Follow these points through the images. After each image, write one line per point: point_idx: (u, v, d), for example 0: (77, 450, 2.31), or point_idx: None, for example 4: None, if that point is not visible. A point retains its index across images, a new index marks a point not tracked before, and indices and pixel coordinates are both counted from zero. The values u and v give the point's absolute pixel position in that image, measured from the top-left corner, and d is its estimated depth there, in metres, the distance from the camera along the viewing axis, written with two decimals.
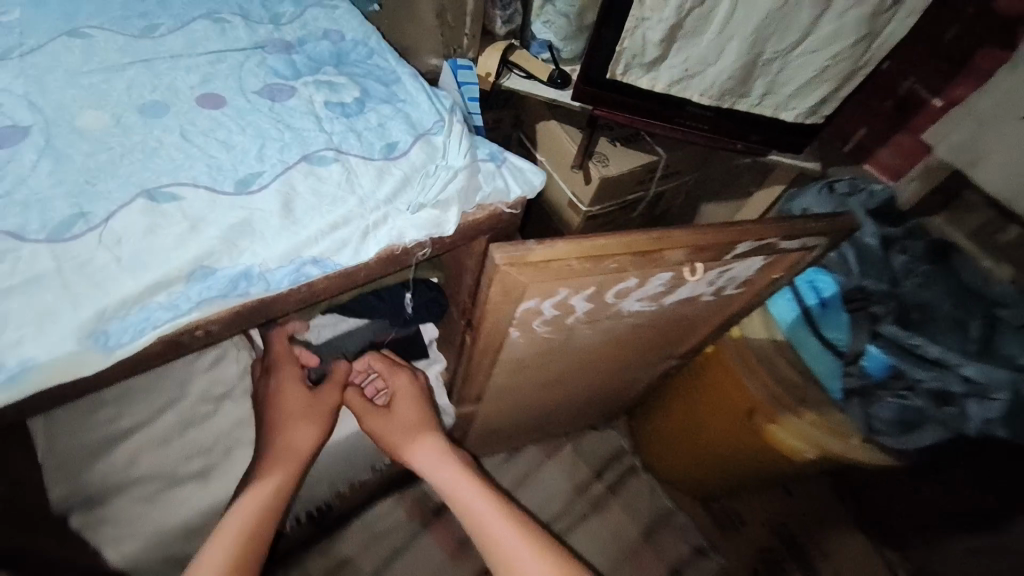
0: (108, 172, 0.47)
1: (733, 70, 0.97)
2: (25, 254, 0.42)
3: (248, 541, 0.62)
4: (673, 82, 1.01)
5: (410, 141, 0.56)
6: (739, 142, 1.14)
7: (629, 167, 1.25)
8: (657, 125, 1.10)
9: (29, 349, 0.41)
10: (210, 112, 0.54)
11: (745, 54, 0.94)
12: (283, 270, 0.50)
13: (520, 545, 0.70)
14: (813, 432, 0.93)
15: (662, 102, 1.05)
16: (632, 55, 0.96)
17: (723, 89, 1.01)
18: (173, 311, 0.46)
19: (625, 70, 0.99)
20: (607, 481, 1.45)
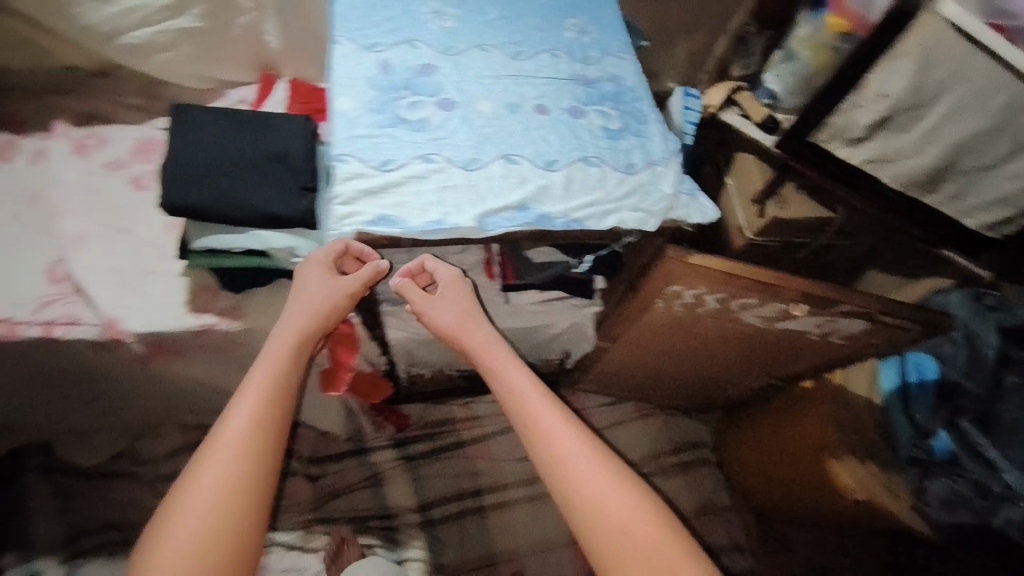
0: (488, 141, 0.88)
1: (926, 168, 1.14)
2: (450, 171, 0.83)
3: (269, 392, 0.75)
4: (870, 160, 1.18)
5: (643, 165, 0.89)
6: (919, 228, 1.24)
7: (802, 214, 1.46)
8: (841, 191, 1.24)
9: (455, 217, 0.78)
10: (539, 117, 0.92)
11: (939, 160, 1.11)
12: (561, 218, 0.82)
13: (545, 414, 0.83)
14: (867, 481, 1.19)
15: (854, 173, 1.21)
16: (839, 129, 1.16)
17: (911, 181, 1.17)
18: (511, 222, 0.81)
19: (829, 138, 1.19)
20: (679, 459, 1.74)
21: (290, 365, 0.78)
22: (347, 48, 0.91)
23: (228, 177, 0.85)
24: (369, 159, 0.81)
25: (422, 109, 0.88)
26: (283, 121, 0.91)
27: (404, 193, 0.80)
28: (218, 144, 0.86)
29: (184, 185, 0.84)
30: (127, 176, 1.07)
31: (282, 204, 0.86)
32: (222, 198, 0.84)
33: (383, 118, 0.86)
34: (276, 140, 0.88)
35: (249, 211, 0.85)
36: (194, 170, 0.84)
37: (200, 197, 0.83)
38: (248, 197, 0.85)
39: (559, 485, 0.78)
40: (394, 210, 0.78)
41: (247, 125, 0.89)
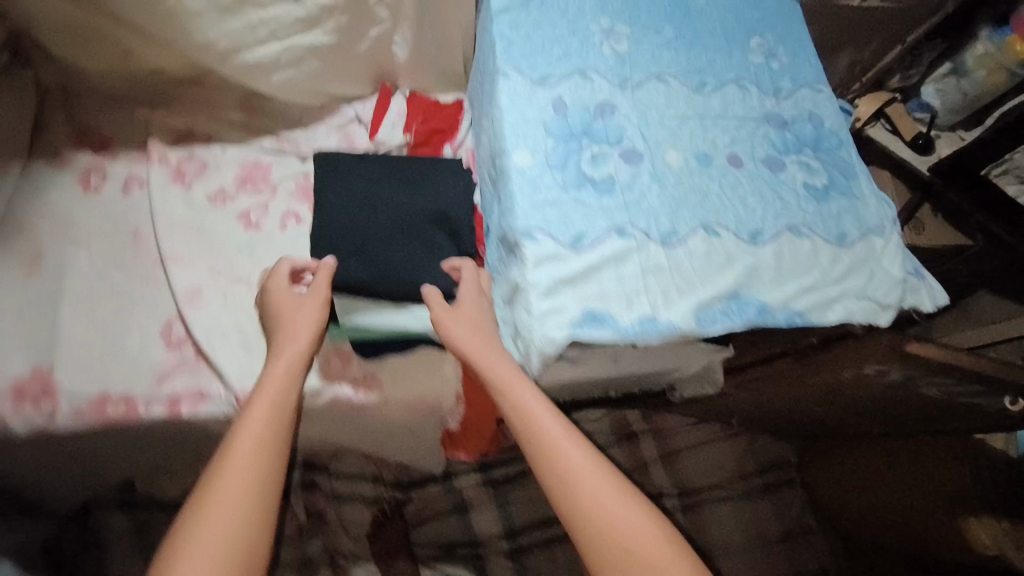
0: (682, 205, 0.76)
1: None
2: (650, 249, 0.72)
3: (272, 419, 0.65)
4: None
5: (858, 236, 0.77)
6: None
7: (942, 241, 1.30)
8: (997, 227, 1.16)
9: (664, 312, 0.68)
10: (734, 171, 0.79)
11: None
12: (782, 311, 0.70)
13: (550, 423, 0.66)
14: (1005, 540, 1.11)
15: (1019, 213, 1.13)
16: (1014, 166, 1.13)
17: None
18: (726, 317, 0.69)
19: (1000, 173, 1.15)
20: (766, 480, 1.56)
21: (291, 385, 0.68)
22: (516, 85, 0.78)
23: (385, 247, 0.78)
24: (561, 234, 0.71)
25: (607, 164, 0.76)
26: (435, 179, 0.84)
27: (604, 280, 0.69)
28: (372, 210, 0.80)
29: (341, 259, 0.77)
30: (237, 212, 1.00)
31: (444, 275, 0.78)
32: (379, 271, 0.77)
33: (566, 179, 0.74)
34: (432, 202, 0.82)
35: (406, 285, 0.77)
36: (349, 242, 0.78)
37: (357, 271, 0.77)
38: (407, 268, 0.77)
39: (573, 511, 0.61)
40: (598, 304, 0.68)
41: (399, 185, 0.83)
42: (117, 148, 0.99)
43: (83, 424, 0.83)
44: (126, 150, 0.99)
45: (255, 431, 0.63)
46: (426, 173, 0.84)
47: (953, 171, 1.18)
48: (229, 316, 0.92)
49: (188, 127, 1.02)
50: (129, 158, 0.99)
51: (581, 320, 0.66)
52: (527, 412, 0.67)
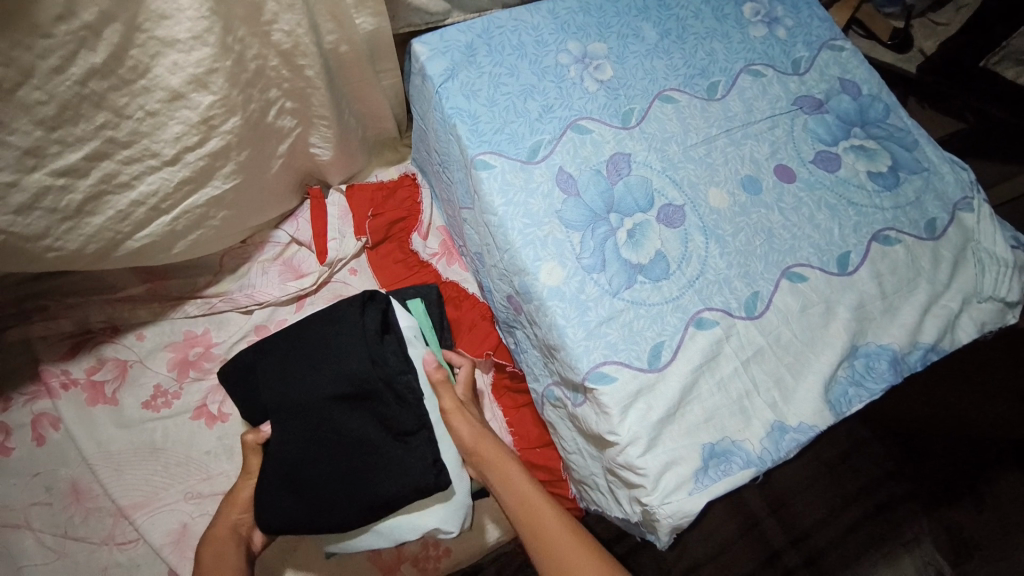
0: (753, 254, 0.61)
1: None
2: (739, 329, 0.58)
3: None
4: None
5: (948, 218, 0.66)
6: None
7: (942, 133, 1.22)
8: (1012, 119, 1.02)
9: (790, 412, 0.55)
10: (790, 187, 0.65)
11: None
12: (915, 353, 0.59)
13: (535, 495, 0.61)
14: None
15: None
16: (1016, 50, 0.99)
17: None
18: (857, 384, 0.57)
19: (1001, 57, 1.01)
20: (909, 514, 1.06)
21: (233, 567, 0.60)
22: (505, 172, 0.60)
23: (311, 465, 0.61)
24: (634, 358, 0.55)
25: (647, 238, 0.60)
26: (337, 343, 0.64)
27: (706, 398, 0.55)
28: (281, 417, 0.63)
29: (264, 491, 0.61)
30: (191, 409, 0.76)
31: (390, 478, 0.61)
32: (313, 501, 0.60)
33: (612, 279, 0.58)
34: (343, 380, 0.62)
35: (349, 507, 0.60)
36: (270, 472, 0.62)
37: (290, 507, 0.61)
38: (348, 485, 0.61)
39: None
40: (713, 436, 0.53)
41: (299, 368, 0.63)
42: (5, 390, 0.75)
43: None
44: (17, 388, 0.75)
45: None
46: (325, 337, 0.64)
47: (945, 66, 1.06)
48: None
49: (81, 326, 0.77)
50: (26, 397, 0.75)
51: (705, 465, 0.52)
52: (531, 504, 0.61)
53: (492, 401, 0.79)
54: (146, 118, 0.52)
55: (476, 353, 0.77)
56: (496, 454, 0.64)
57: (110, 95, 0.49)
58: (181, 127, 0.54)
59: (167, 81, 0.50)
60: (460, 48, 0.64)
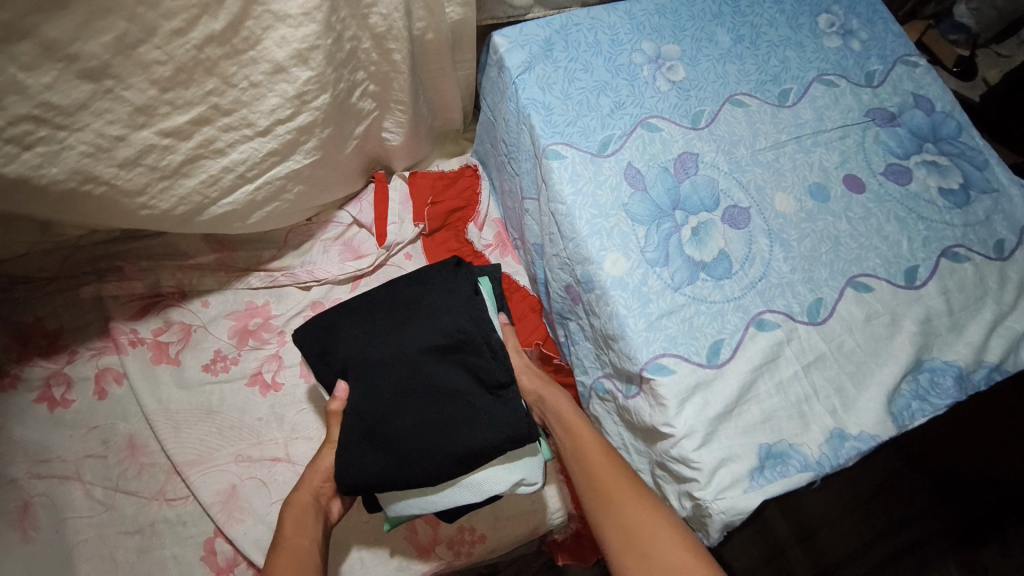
0: (818, 260, 0.61)
1: None
2: (801, 333, 0.57)
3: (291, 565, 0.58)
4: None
5: (1016, 239, 0.65)
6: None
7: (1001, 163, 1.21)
8: None
9: (851, 420, 0.54)
10: (858, 198, 0.65)
11: None
12: (979, 372, 0.58)
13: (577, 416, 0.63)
14: None
15: None
16: None
17: None
18: (921, 398, 0.56)
19: None
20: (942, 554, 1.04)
21: (310, 534, 0.61)
22: (575, 163, 0.62)
23: (400, 417, 0.61)
24: (693, 352, 0.55)
25: (713, 236, 0.60)
26: (431, 300, 0.67)
27: (764, 398, 0.54)
28: (368, 372, 0.64)
29: (348, 450, 0.61)
30: (247, 374, 0.80)
31: (484, 428, 0.61)
32: (404, 452, 0.60)
33: (675, 273, 0.58)
34: (437, 332, 0.64)
35: (443, 455, 0.60)
36: (358, 425, 0.62)
37: (378, 460, 0.60)
38: (437, 435, 0.61)
39: (615, 534, 0.55)
40: (770, 437, 0.52)
41: (390, 325, 0.66)
42: (73, 343, 0.79)
43: None
44: (85, 342, 0.79)
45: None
46: (414, 293, 0.68)
47: (1009, 93, 1.07)
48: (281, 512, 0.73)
49: (152, 288, 0.82)
50: (92, 351, 0.79)
51: (761, 464, 0.51)
52: (573, 427, 0.62)
53: None
54: (248, 89, 0.55)
55: (528, 340, 0.78)
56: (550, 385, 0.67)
57: (221, 63, 0.52)
58: (277, 100, 0.57)
59: (273, 54, 0.53)
60: (538, 42, 0.66)
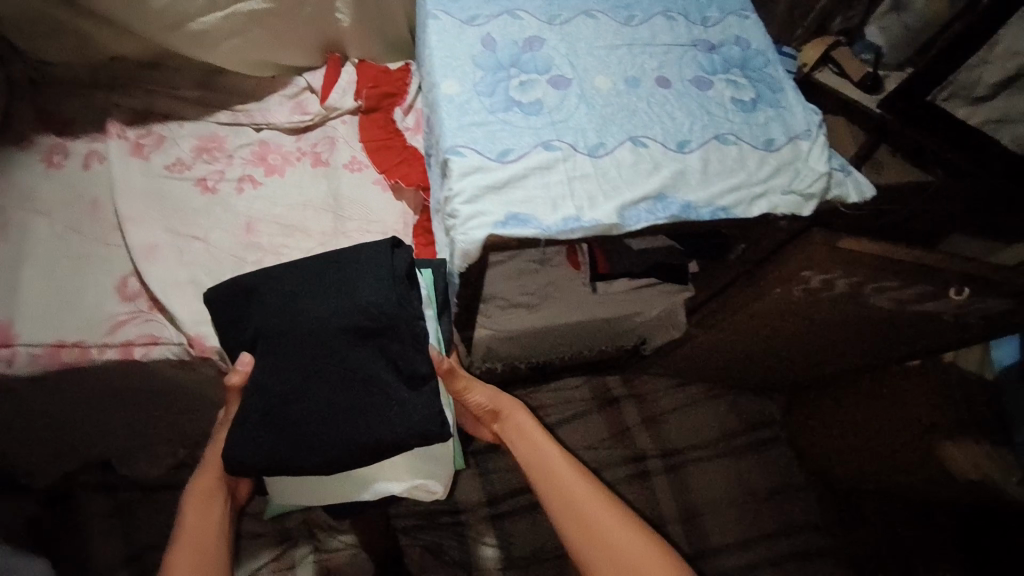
0: (612, 121, 0.78)
1: None
2: (577, 159, 0.74)
3: (205, 542, 0.76)
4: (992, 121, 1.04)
5: (785, 140, 0.79)
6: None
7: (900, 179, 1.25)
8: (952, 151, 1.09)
9: (587, 213, 0.70)
10: (662, 91, 0.82)
11: None
12: (707, 207, 0.72)
13: (536, 436, 0.88)
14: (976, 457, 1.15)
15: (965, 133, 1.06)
16: (962, 87, 1.03)
17: None
18: (652, 214, 0.71)
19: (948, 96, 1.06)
20: (751, 438, 1.68)
21: (215, 515, 0.78)
22: (446, 25, 0.83)
23: (307, 400, 0.73)
24: (486, 150, 0.73)
25: (535, 89, 0.79)
26: (355, 283, 0.76)
27: (528, 187, 0.71)
28: (277, 348, 0.74)
29: (252, 430, 0.71)
30: (194, 178, 1.02)
31: (395, 424, 0.73)
32: (302, 438, 0.71)
33: (495, 102, 0.76)
34: (354, 320, 0.75)
35: (355, 442, 0.72)
36: (260, 404, 0.72)
37: (275, 438, 0.72)
38: (351, 421, 0.73)
39: (575, 529, 0.78)
40: (523, 210, 0.69)
41: (309, 303, 0.76)
42: (75, 130, 1.04)
43: (39, 370, 0.85)
44: (85, 130, 1.04)
45: (188, 550, 0.74)
46: (335, 271, 0.77)
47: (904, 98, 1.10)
48: (185, 270, 0.93)
49: (144, 106, 1.06)
50: (89, 138, 1.04)
51: (504, 220, 0.67)
52: (538, 453, 0.86)
53: (411, 235, 0.99)
54: None
55: (411, 183, 1.01)
56: (513, 408, 0.90)
57: None
58: None
59: None
60: None
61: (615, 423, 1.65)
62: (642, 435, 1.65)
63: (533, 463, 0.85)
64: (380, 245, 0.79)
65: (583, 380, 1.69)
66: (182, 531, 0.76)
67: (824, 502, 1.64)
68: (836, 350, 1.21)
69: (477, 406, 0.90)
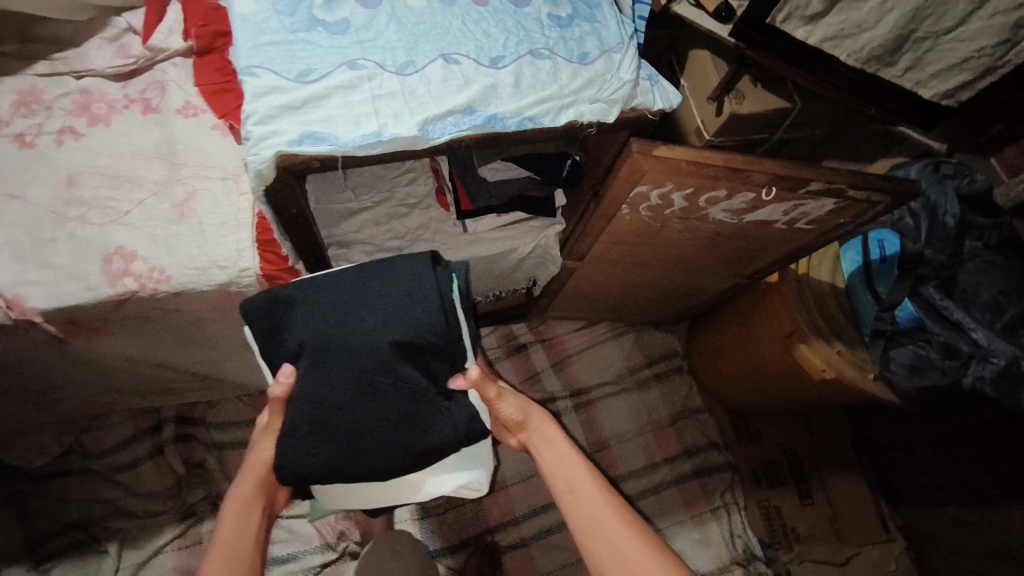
0: (424, 39, 0.75)
1: (885, 41, 0.91)
2: (384, 78, 0.72)
3: (243, 540, 0.85)
4: (829, 38, 0.93)
5: (598, 54, 0.80)
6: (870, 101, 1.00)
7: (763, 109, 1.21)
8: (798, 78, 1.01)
9: (391, 128, 0.70)
10: (479, 8, 0.79)
11: (900, 27, 0.89)
12: (513, 117, 0.75)
13: (565, 449, 0.93)
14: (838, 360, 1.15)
15: (808, 54, 0.97)
16: (796, 5, 0.90)
17: (871, 55, 0.94)
18: (457, 127, 0.72)
19: (786, 19, 0.92)
20: (654, 370, 1.75)
21: (255, 516, 0.87)
22: None
23: (358, 411, 0.81)
24: (285, 71, 0.69)
25: (342, 8, 0.74)
26: (398, 301, 0.83)
27: (331, 108, 0.69)
28: (327, 361, 0.81)
29: (306, 436, 0.81)
30: (11, 134, 0.94)
31: (442, 432, 0.83)
32: (358, 444, 0.81)
33: (296, 22, 0.72)
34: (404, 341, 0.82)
35: (405, 449, 0.83)
36: (313, 416, 0.81)
37: (330, 446, 0.81)
38: (401, 430, 0.82)
39: (592, 540, 0.85)
40: (322, 127, 0.68)
41: (357, 321, 0.82)
42: None
43: None
44: None
45: (229, 547, 0.83)
46: (379, 290, 0.83)
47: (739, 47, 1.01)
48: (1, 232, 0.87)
49: None
50: None
51: (300, 139, 0.66)
52: (566, 464, 0.92)
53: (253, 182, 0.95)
54: None
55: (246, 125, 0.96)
56: (545, 422, 0.95)
57: None
58: None
59: None
60: None
61: (522, 369, 1.69)
62: (550, 378, 1.69)
63: (561, 481, 0.90)
64: (421, 261, 0.85)
65: (489, 330, 1.71)
66: (223, 530, 0.85)
67: (721, 422, 1.74)
68: (699, 273, 1.28)
69: (508, 418, 0.94)
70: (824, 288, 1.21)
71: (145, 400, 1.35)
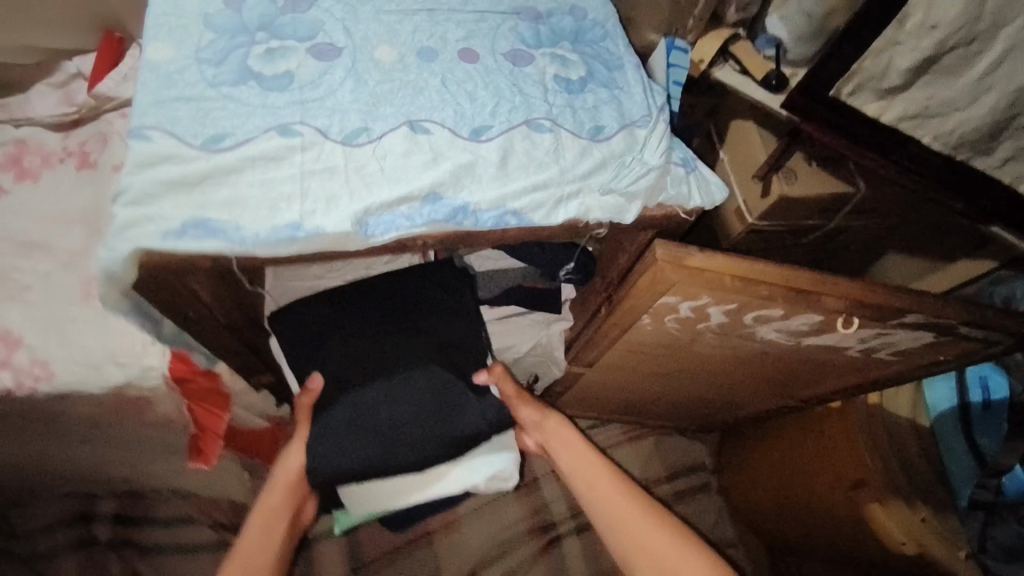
0: (387, 99, 0.58)
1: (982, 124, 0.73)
2: (326, 149, 0.54)
3: (263, 558, 0.71)
4: (908, 116, 0.75)
5: (617, 128, 0.61)
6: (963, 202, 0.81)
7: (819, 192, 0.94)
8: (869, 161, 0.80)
9: (320, 220, 0.52)
10: (467, 66, 0.62)
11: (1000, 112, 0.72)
12: (491, 212, 0.56)
13: (579, 445, 0.85)
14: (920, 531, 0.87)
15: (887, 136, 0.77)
16: (870, 76, 0.73)
17: (963, 139, 0.75)
18: (410, 222, 0.55)
19: (856, 91, 0.75)
20: (677, 486, 1.42)
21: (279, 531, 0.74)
22: None
23: (389, 411, 0.73)
24: (190, 135, 0.52)
25: (286, 59, 0.58)
26: (422, 300, 0.78)
27: (241, 187, 0.51)
28: (353, 363, 0.75)
29: (335, 441, 0.72)
30: None
31: (478, 420, 0.75)
32: (394, 439, 0.73)
33: (220, 74, 0.56)
34: (439, 331, 0.78)
35: (444, 442, 0.74)
36: (346, 414, 0.73)
37: (364, 448, 0.72)
38: (437, 423, 0.74)
39: (620, 538, 0.76)
40: (220, 215, 0.50)
41: (386, 319, 0.77)
42: None
43: None
44: None
45: (250, 562, 0.70)
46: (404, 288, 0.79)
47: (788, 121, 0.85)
48: None
49: None
50: None
51: (182, 228, 0.49)
52: (584, 459, 0.83)
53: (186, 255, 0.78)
54: None
55: None
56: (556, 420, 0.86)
57: None
58: None
59: None
60: None
61: None
62: (554, 490, 1.18)
63: (575, 476, 0.83)
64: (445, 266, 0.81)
65: None
66: (242, 544, 0.72)
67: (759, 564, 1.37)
68: (734, 387, 1.02)
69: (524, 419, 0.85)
70: (905, 427, 0.92)
71: (72, 485, 1.01)
